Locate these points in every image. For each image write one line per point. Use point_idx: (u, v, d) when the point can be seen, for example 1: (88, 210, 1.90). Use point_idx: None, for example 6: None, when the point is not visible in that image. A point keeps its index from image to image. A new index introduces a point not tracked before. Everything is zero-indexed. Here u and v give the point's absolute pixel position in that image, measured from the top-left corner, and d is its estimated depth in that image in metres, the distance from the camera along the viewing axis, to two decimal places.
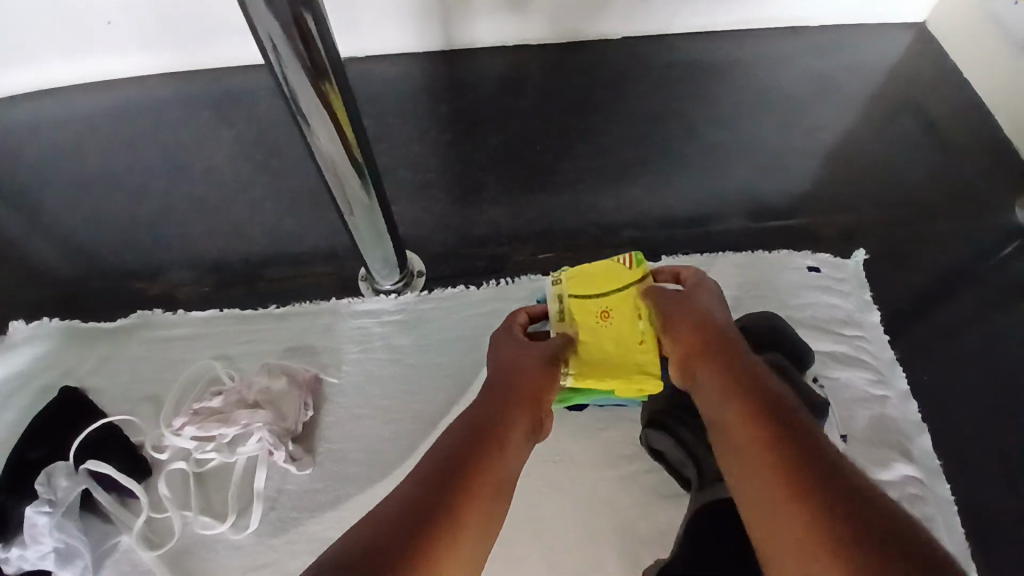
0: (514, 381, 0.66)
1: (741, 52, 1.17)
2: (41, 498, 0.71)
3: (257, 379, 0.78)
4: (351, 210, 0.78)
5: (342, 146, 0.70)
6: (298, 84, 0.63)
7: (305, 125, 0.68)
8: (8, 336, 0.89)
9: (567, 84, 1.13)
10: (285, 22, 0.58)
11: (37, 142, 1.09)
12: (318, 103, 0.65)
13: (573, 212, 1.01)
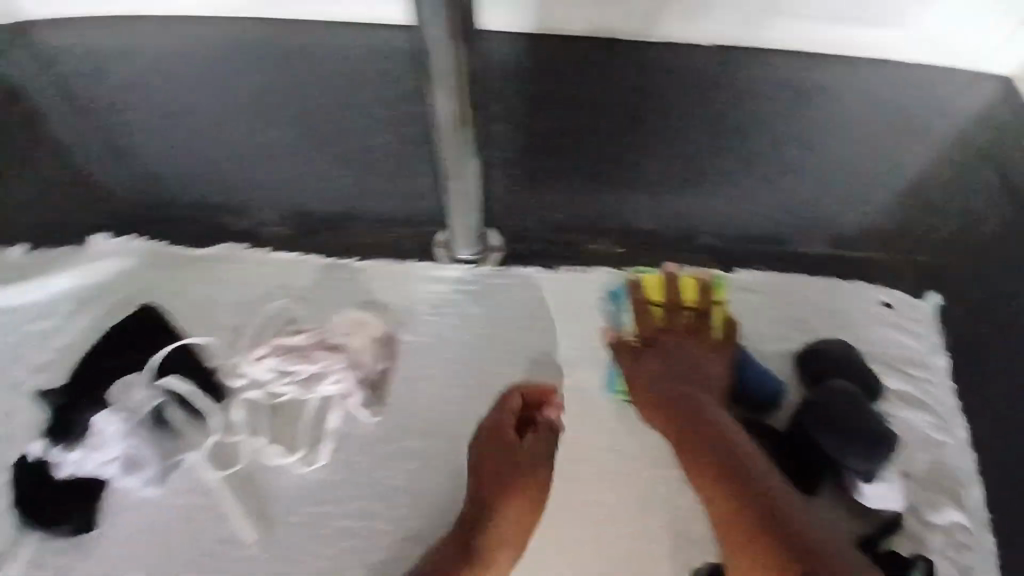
0: (497, 480, 0.73)
1: (844, 68, 1.11)
2: (118, 406, 0.74)
3: (340, 324, 0.81)
4: (452, 177, 0.78)
5: (462, 111, 0.70)
6: (435, 29, 0.62)
7: (431, 85, 0.68)
8: (89, 248, 0.89)
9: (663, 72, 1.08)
10: None
11: (119, 55, 1.07)
12: (452, 64, 0.65)
13: (653, 212, 1.00)
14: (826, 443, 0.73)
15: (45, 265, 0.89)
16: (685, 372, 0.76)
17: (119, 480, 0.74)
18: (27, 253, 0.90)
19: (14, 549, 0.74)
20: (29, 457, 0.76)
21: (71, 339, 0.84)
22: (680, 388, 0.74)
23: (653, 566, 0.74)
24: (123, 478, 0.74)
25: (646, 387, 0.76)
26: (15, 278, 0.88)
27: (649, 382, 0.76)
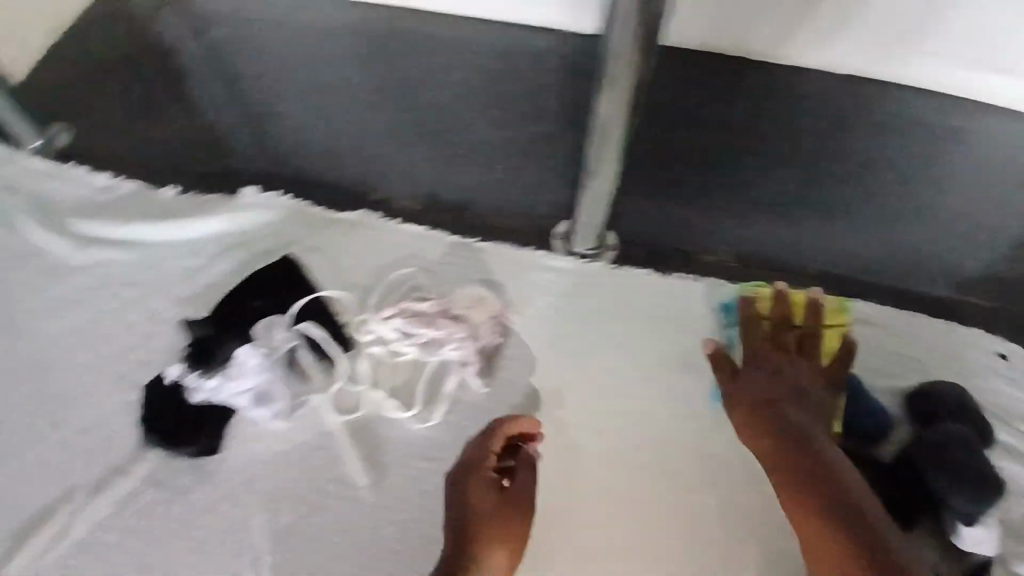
0: (473, 523, 0.71)
1: (990, 110, 1.07)
2: (259, 342, 0.81)
3: (464, 296, 0.86)
4: (597, 172, 0.79)
5: (625, 112, 0.72)
6: (617, 42, 0.65)
7: (603, 82, 0.70)
8: (240, 198, 0.96)
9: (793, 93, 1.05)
10: None
11: (282, 37, 1.17)
12: (629, 66, 0.67)
13: (771, 231, 0.94)
14: (935, 479, 0.73)
15: (194, 207, 0.95)
16: (788, 399, 0.74)
17: (249, 412, 0.81)
18: (179, 194, 0.97)
19: (139, 461, 0.82)
20: (166, 379, 0.82)
21: (212, 279, 0.90)
22: (782, 416, 0.73)
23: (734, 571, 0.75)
24: (253, 411, 0.80)
25: (747, 411, 0.75)
26: (166, 215, 0.95)
27: (750, 406, 0.75)
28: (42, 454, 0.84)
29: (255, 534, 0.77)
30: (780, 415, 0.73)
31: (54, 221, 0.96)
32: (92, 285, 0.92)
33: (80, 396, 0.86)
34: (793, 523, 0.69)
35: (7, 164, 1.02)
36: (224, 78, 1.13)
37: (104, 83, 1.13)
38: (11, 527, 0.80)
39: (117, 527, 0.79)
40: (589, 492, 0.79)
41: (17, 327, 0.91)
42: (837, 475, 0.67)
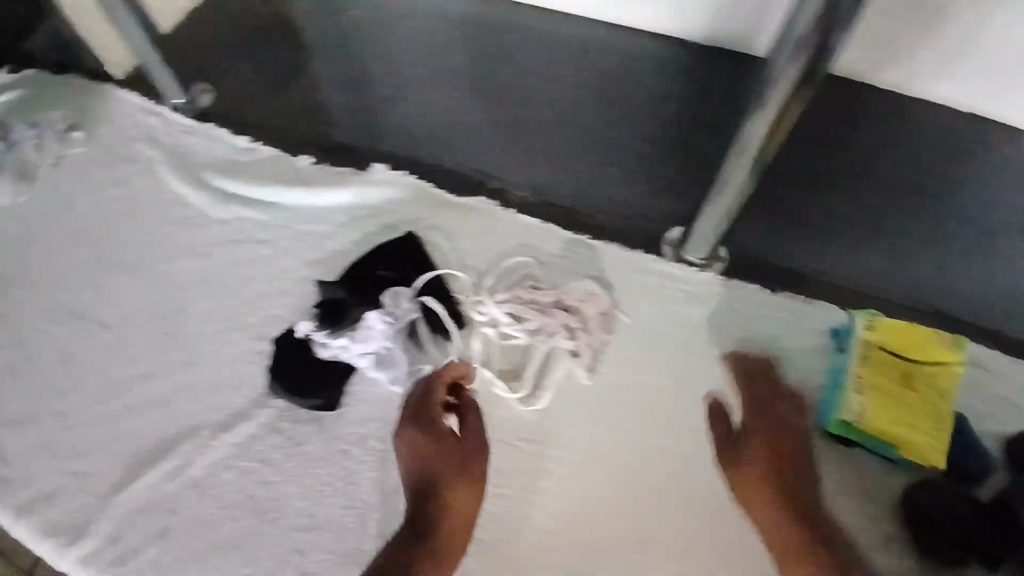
0: (437, 477, 0.78)
1: None
2: (386, 309, 0.87)
3: (576, 290, 0.89)
4: (724, 187, 0.82)
5: (768, 139, 0.74)
6: (783, 63, 0.66)
7: (756, 107, 0.72)
8: (370, 174, 1.01)
9: (921, 123, 1.01)
10: (823, 27, 0.61)
11: (410, 14, 1.18)
12: (784, 99, 0.69)
13: (887, 263, 0.93)
14: None
15: (325, 178, 1.01)
16: (784, 442, 0.78)
17: (368, 371, 0.87)
18: (312, 165, 1.03)
19: (260, 408, 0.88)
20: (297, 332, 0.89)
21: (338, 249, 0.97)
22: (768, 427, 0.79)
23: None
24: (372, 371, 0.87)
25: (750, 459, 0.78)
26: (299, 183, 1.01)
27: (751, 454, 0.78)
28: (173, 389, 0.91)
29: (365, 490, 0.84)
30: (776, 465, 0.76)
31: (194, 174, 1.03)
32: (227, 239, 0.99)
33: (210, 341, 0.93)
34: (755, 498, 0.76)
35: (154, 116, 1.09)
36: (354, 50, 1.17)
37: (240, 44, 1.18)
38: (145, 452, 0.88)
39: (237, 465, 0.86)
40: (677, 494, 0.82)
41: (155, 269, 0.98)
42: (805, 474, 0.77)
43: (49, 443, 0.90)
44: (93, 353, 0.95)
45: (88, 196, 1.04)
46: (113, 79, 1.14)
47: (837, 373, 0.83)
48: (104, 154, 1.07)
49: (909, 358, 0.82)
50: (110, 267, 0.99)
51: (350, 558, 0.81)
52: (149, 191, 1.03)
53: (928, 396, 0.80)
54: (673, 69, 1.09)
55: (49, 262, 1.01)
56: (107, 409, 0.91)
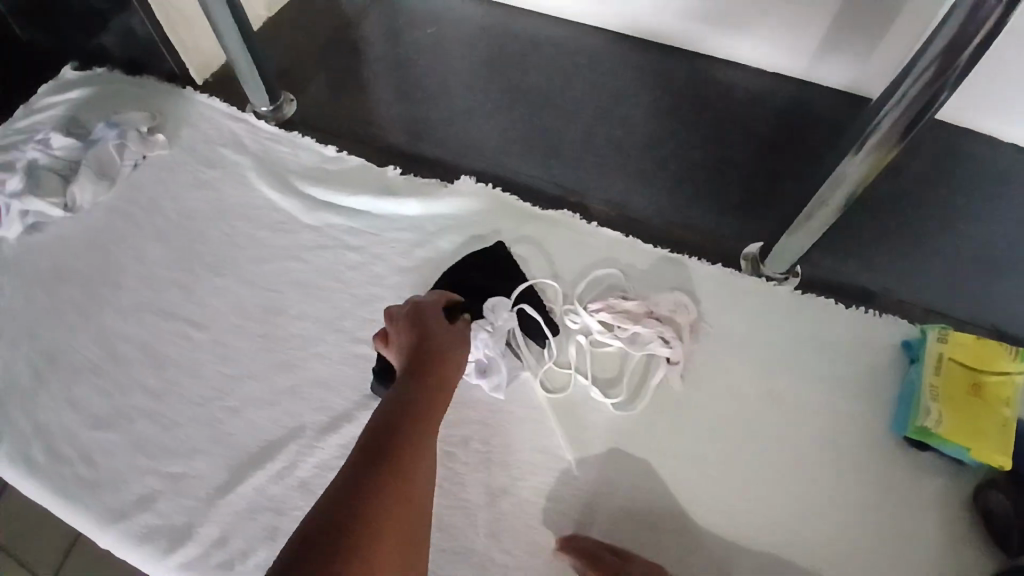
0: (428, 359, 0.74)
1: None
2: (485, 320, 0.90)
3: (666, 301, 0.94)
4: (811, 216, 0.88)
5: (862, 179, 0.80)
6: (890, 109, 0.73)
7: (856, 149, 0.79)
8: (457, 185, 1.05)
9: (957, 158, 1.12)
10: (930, 86, 0.68)
11: (485, 39, 1.24)
12: (883, 144, 0.75)
13: (944, 281, 1.01)
14: None
15: (413, 188, 1.05)
16: None
17: (472, 379, 0.91)
18: (399, 176, 1.07)
19: (364, 410, 0.90)
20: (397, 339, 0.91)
21: (429, 256, 0.99)
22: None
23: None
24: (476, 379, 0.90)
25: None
26: (386, 192, 1.04)
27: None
28: (273, 391, 0.92)
29: (471, 490, 0.85)
30: None
31: (283, 180, 1.06)
32: (318, 245, 1.01)
33: (309, 345, 0.95)
34: None
35: (239, 122, 1.12)
36: (428, 66, 1.21)
37: (317, 60, 1.22)
38: (248, 453, 0.89)
39: (341, 467, 0.87)
40: (741, 497, 0.84)
41: (248, 273, 1.00)
42: None
43: (143, 443, 0.90)
44: (188, 354, 0.95)
45: (176, 199, 1.06)
46: (191, 83, 1.19)
47: (911, 379, 0.88)
48: (189, 158, 1.09)
49: (982, 370, 0.85)
50: (201, 270, 1.01)
51: (459, 557, 0.81)
52: (238, 196, 1.05)
53: (999, 406, 0.83)
54: (736, 98, 1.17)
55: (137, 264, 1.01)
56: (205, 409, 0.92)
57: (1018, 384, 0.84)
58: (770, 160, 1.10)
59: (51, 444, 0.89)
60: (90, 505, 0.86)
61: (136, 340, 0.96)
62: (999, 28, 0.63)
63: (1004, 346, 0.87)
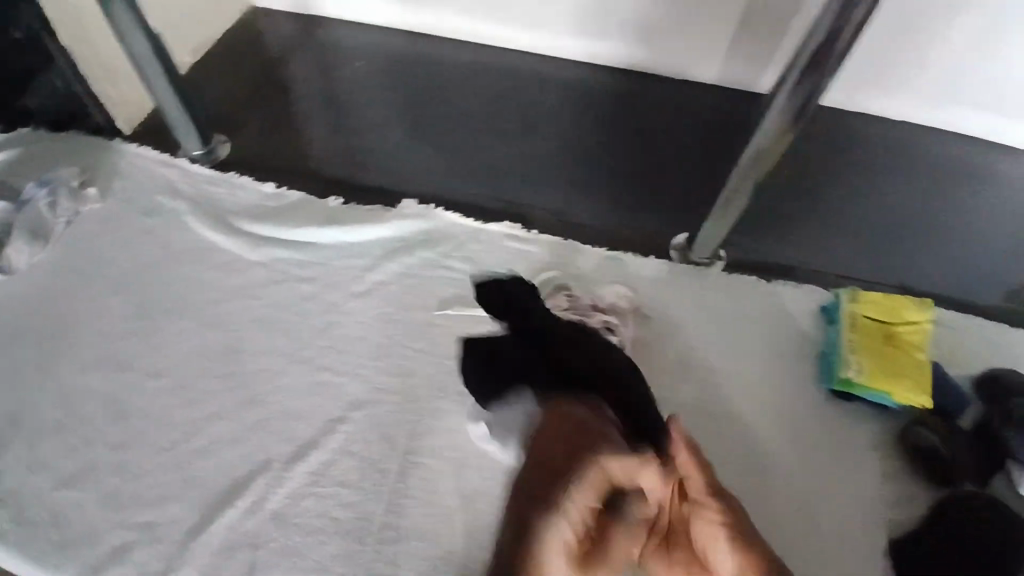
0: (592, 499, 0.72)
1: (1011, 166, 1.28)
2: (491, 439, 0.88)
3: (609, 295, 1.00)
4: (727, 201, 0.96)
5: (766, 161, 0.89)
6: (780, 97, 0.82)
7: (758, 134, 0.87)
8: (400, 208, 1.09)
9: (844, 143, 1.27)
10: (813, 71, 0.77)
11: (411, 68, 1.30)
12: (780, 127, 0.84)
13: (851, 251, 1.13)
14: (1013, 437, 0.86)
15: (356, 216, 1.08)
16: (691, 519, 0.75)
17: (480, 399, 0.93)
18: (341, 205, 1.10)
19: (331, 434, 0.91)
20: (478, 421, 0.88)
21: (380, 279, 1.03)
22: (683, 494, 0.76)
23: (850, 525, 0.87)
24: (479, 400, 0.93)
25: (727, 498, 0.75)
26: (331, 222, 1.07)
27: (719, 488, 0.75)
28: (237, 427, 0.92)
29: (445, 495, 0.87)
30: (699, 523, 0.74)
31: (224, 221, 1.08)
32: (268, 280, 1.03)
33: (268, 378, 0.95)
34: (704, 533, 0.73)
35: (172, 169, 1.13)
36: (359, 100, 1.26)
37: (245, 102, 1.25)
38: (217, 492, 0.88)
39: (314, 492, 0.88)
40: None
41: (201, 315, 1.01)
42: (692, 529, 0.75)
43: (108, 497, 0.88)
44: (147, 402, 0.94)
45: (117, 250, 1.06)
46: (119, 134, 1.19)
47: (831, 338, 0.96)
48: (126, 209, 1.09)
49: (892, 322, 0.95)
50: (152, 317, 1.01)
51: (441, 561, 0.83)
52: (180, 241, 1.06)
53: (910, 352, 0.92)
54: (650, 104, 1.26)
55: (86, 319, 1.00)
56: (170, 455, 0.90)
57: (924, 332, 0.94)
58: (689, 158, 1.19)
59: (12, 509, 0.87)
60: (57, 566, 0.83)
61: (91, 395, 0.95)
62: (865, 17, 0.72)
63: (908, 298, 0.97)
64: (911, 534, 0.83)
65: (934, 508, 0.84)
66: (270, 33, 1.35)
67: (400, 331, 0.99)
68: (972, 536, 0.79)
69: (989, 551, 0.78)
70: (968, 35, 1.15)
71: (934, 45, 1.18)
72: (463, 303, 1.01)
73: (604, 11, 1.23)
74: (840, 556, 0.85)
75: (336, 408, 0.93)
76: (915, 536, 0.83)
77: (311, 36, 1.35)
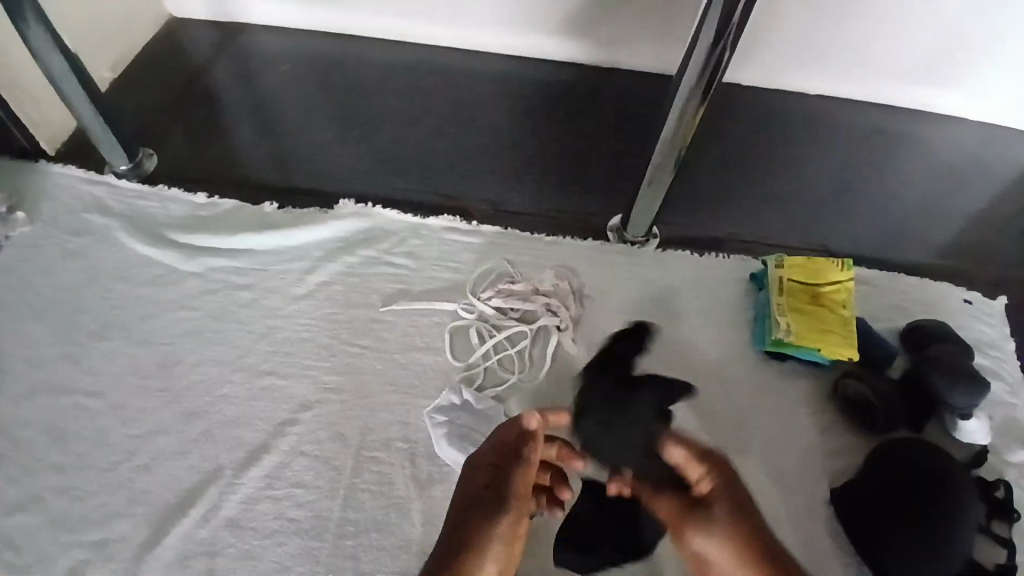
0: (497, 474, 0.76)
1: (921, 129, 1.35)
2: None
3: (549, 278, 1.03)
4: (652, 180, 1.00)
5: (682, 137, 0.92)
6: (688, 75, 0.86)
7: (673, 111, 0.91)
8: (338, 209, 1.10)
9: (765, 118, 1.32)
10: (713, 44, 0.81)
11: (341, 69, 1.31)
12: (691, 102, 0.88)
13: (778, 220, 1.18)
14: (938, 383, 0.91)
15: (294, 220, 1.09)
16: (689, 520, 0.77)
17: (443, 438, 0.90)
18: (278, 210, 1.10)
19: (282, 437, 0.91)
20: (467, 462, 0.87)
21: (322, 280, 1.03)
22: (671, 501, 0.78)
23: (792, 478, 0.91)
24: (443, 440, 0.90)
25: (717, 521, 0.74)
26: (267, 227, 1.08)
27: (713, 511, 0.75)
28: (184, 439, 0.91)
29: (400, 486, 0.88)
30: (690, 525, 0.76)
31: (156, 234, 1.07)
32: (207, 290, 1.02)
33: (213, 386, 0.95)
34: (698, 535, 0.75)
35: (99, 186, 1.12)
36: (291, 106, 1.26)
37: (174, 114, 1.24)
38: (168, 505, 0.87)
39: (269, 495, 0.88)
40: None
41: (141, 330, 0.99)
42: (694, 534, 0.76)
43: (55, 522, 0.86)
44: (89, 423, 0.92)
45: (49, 272, 1.04)
46: (43, 155, 1.16)
47: (763, 304, 1.01)
48: (55, 230, 1.07)
49: (817, 283, 0.99)
50: (89, 337, 0.99)
51: (400, 550, 0.84)
52: (113, 258, 1.05)
53: (837, 309, 0.97)
54: (579, 93, 1.30)
55: (20, 343, 0.98)
56: (116, 473, 0.89)
57: (849, 290, 0.98)
58: (619, 143, 1.23)
59: None
60: None
61: (30, 421, 0.92)
62: None
63: (831, 260, 1.01)
64: (851, 484, 0.87)
65: (870, 458, 0.88)
66: (193, 45, 1.34)
67: (345, 330, 0.99)
68: (903, 483, 0.83)
69: (921, 495, 0.81)
70: (868, 10, 1.22)
71: (839, 21, 1.24)
72: (407, 297, 1.02)
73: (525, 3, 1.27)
74: (780, 507, 0.89)
75: (285, 411, 0.93)
76: (855, 485, 0.87)
77: (237, 45, 1.34)
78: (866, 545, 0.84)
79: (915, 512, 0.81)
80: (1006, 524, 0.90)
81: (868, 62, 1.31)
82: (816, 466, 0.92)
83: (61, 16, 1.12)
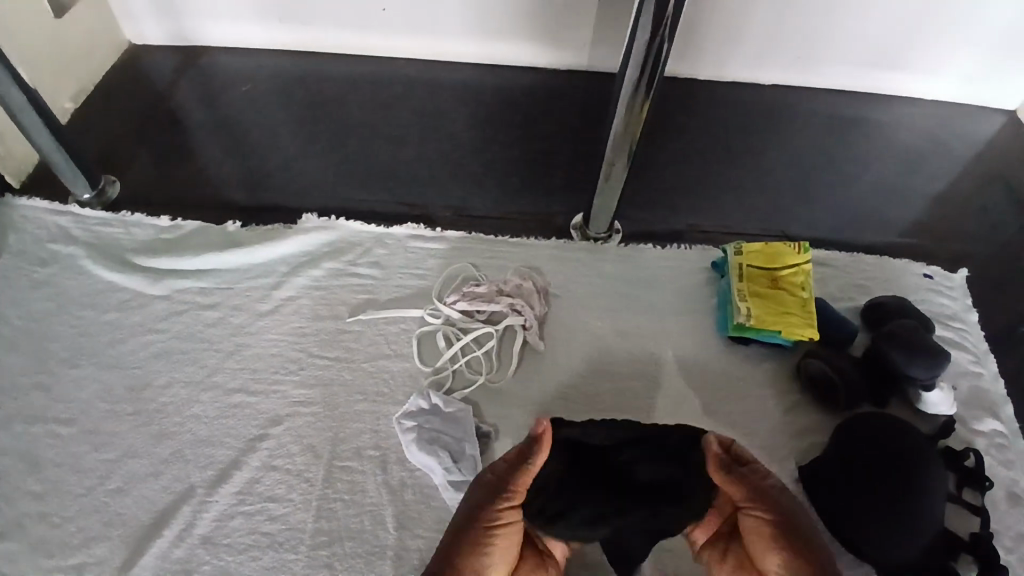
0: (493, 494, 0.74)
1: (877, 111, 1.38)
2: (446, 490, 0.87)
3: (513, 278, 1.04)
4: (608, 176, 1.01)
5: (631, 131, 0.94)
6: (631, 70, 0.88)
7: (620, 108, 0.92)
8: (301, 224, 1.11)
9: (724, 110, 1.35)
10: (650, 38, 0.83)
11: (304, 85, 1.33)
12: (636, 97, 0.89)
13: (739, 209, 1.20)
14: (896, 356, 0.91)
15: (257, 238, 1.10)
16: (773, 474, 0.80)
17: (413, 440, 0.90)
18: (241, 228, 1.11)
19: (252, 453, 0.92)
20: (432, 471, 0.88)
21: (289, 295, 1.04)
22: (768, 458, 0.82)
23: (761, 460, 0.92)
24: (413, 442, 0.90)
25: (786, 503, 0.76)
26: (232, 245, 1.09)
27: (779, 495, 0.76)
28: (156, 461, 0.91)
29: (373, 493, 0.89)
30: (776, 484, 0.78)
31: (121, 259, 1.08)
32: (174, 311, 1.03)
33: (184, 407, 0.95)
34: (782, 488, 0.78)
35: (63, 215, 1.12)
36: (253, 124, 1.27)
37: (138, 139, 1.25)
38: (142, 527, 0.87)
39: (242, 511, 0.88)
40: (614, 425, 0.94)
41: (109, 355, 1.00)
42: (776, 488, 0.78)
43: (28, 551, 0.85)
44: (61, 451, 0.92)
45: (15, 304, 1.04)
46: (9, 188, 1.17)
47: (725, 291, 1.02)
48: (21, 262, 1.08)
49: (776, 267, 1.00)
50: (57, 365, 0.99)
51: (375, 557, 0.85)
52: (79, 287, 1.05)
53: (795, 291, 0.98)
54: (538, 96, 1.32)
55: None
56: (90, 498, 0.89)
57: (807, 272, 1.00)
58: (580, 143, 1.25)
59: None
60: None
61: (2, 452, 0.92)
62: None
63: (789, 243, 1.03)
64: (818, 458, 0.88)
65: (835, 433, 0.89)
66: (154, 71, 1.35)
67: (313, 343, 1.00)
68: (866, 454, 0.83)
69: (885, 467, 0.82)
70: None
71: (787, 11, 1.27)
72: (374, 306, 1.03)
73: (480, 13, 1.29)
74: None
75: (255, 427, 0.94)
76: (822, 459, 0.87)
77: (198, 69, 1.35)
78: (834, 519, 0.85)
79: (881, 490, 0.81)
80: (979, 494, 0.90)
81: (821, 49, 1.33)
82: (784, 446, 0.93)
83: (21, 50, 1.13)
